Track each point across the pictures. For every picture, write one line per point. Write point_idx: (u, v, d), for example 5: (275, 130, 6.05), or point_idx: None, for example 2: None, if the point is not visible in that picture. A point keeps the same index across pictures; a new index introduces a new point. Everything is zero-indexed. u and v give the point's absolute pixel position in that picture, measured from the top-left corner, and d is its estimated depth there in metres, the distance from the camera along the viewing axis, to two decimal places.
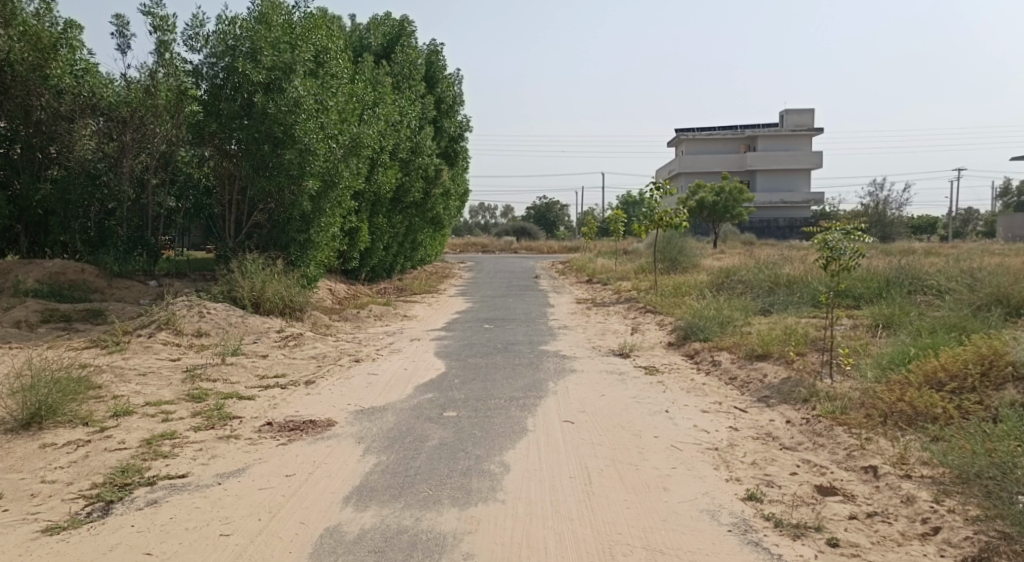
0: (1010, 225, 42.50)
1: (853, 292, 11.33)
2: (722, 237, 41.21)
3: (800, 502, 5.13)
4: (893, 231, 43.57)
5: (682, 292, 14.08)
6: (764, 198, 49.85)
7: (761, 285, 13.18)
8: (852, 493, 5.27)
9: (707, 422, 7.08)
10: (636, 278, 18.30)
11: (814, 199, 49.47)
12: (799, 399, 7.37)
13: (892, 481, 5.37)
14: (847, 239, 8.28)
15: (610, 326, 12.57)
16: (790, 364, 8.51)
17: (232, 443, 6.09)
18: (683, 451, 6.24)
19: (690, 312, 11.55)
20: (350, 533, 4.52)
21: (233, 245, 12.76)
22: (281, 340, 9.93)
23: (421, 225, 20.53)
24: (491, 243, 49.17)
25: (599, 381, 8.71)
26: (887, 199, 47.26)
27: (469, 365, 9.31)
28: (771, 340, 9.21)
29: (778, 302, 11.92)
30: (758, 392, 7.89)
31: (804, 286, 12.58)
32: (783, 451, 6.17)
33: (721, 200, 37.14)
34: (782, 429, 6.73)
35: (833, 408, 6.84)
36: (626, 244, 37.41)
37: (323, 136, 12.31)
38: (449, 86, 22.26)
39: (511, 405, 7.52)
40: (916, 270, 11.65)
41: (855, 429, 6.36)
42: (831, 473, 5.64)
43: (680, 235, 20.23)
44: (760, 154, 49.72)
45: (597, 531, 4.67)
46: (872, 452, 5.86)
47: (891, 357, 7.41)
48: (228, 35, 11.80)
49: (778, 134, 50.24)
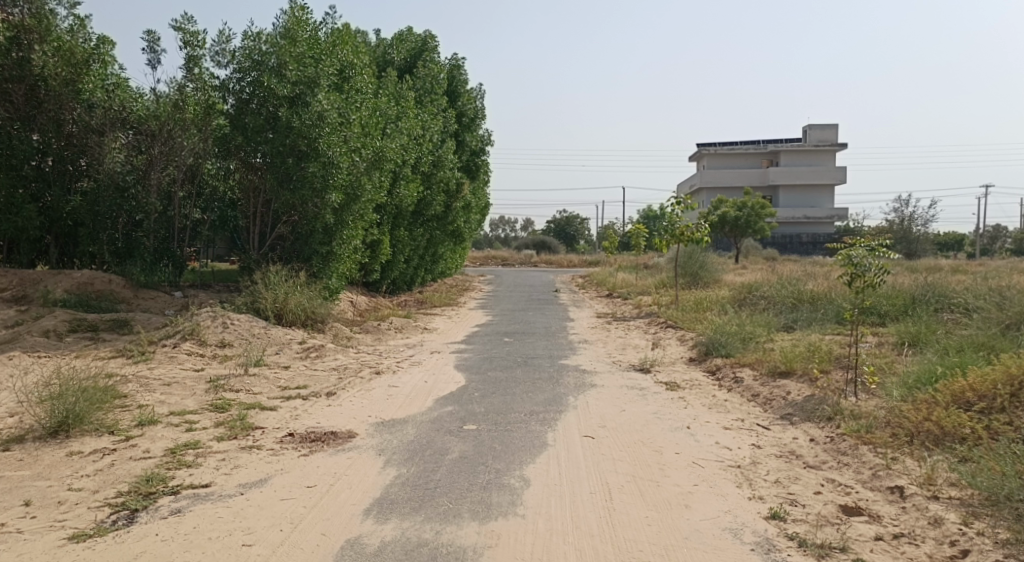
0: None
1: (879, 309, 11.19)
2: (744, 253, 40.86)
3: (824, 522, 5.06)
4: (917, 248, 43.03)
5: (704, 308, 13.98)
6: (787, 214, 49.45)
7: (784, 301, 13.06)
8: (878, 513, 5.18)
9: (729, 439, 7.01)
10: (657, 292, 18.20)
11: (837, 215, 48.98)
12: (823, 417, 7.28)
13: (919, 501, 5.28)
14: (872, 255, 8.20)
15: (631, 341, 12.52)
16: (813, 382, 8.42)
17: (255, 453, 6.13)
18: (705, 469, 6.19)
19: (712, 328, 11.47)
20: (371, 545, 4.52)
21: (257, 257, 12.90)
22: (303, 351, 10.00)
23: (442, 238, 20.61)
24: (511, 256, 49.26)
25: (619, 396, 8.68)
26: (911, 215, 46.68)
27: (490, 379, 9.31)
28: (795, 357, 9.11)
29: (801, 319, 11.79)
30: (781, 410, 7.81)
31: (828, 303, 12.46)
32: (807, 470, 6.10)
33: (744, 216, 36.90)
34: (805, 447, 6.65)
35: (857, 427, 6.75)
36: (647, 259, 37.27)
37: (346, 149, 12.45)
38: (470, 99, 22.47)
39: (531, 420, 7.51)
40: (942, 288, 11.47)
41: (881, 448, 6.27)
42: (856, 493, 5.56)
43: (701, 250, 20.12)
44: (782, 169, 49.39)
45: (619, 548, 4.64)
46: (897, 472, 5.77)
47: (917, 376, 7.30)
48: (253, 51, 12.00)
49: (801, 149, 49.90)
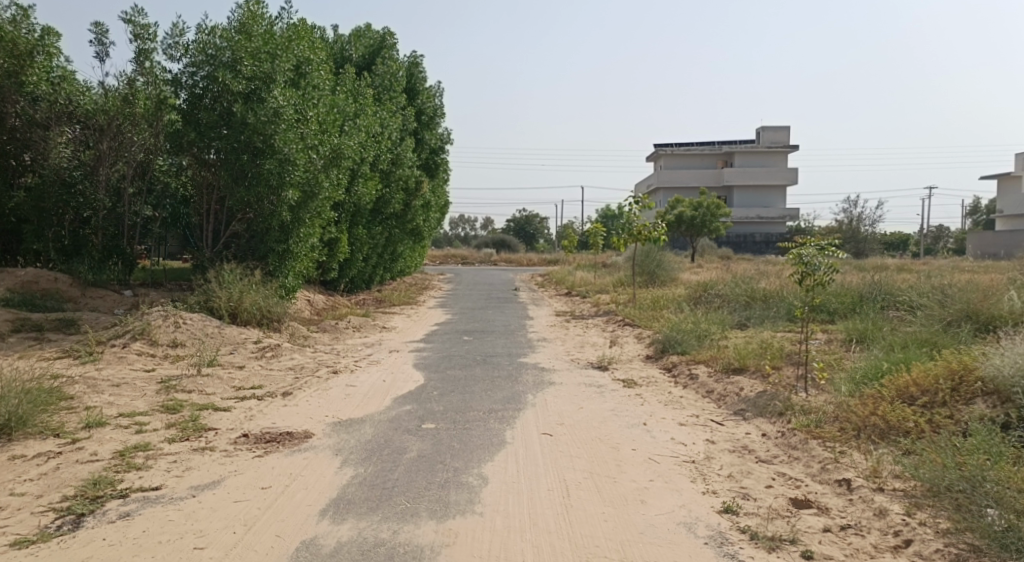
0: (980, 242, 43.27)
1: (828, 307, 11.50)
2: (699, 252, 41.54)
3: (775, 515, 5.18)
4: (864, 247, 44.31)
5: (661, 306, 14.19)
6: (741, 214, 50.41)
7: (738, 299, 13.32)
8: (826, 506, 5.33)
9: (684, 434, 7.13)
10: (616, 290, 18.39)
11: (789, 215, 50.10)
12: (775, 412, 7.45)
13: (865, 493, 5.44)
14: (821, 254, 8.42)
15: (589, 339, 12.62)
16: (766, 378, 8.62)
17: (207, 454, 6.03)
18: (661, 464, 6.29)
19: (668, 325, 11.64)
20: (326, 546, 4.49)
21: (210, 255, 12.64)
22: (258, 351, 9.86)
23: (402, 237, 20.50)
24: (471, 255, 49.22)
25: (578, 393, 8.76)
26: (860, 216, 48.00)
27: (448, 377, 9.30)
28: (748, 354, 9.31)
29: (754, 317, 12.05)
30: (734, 406, 7.97)
31: (780, 301, 12.75)
32: (759, 464, 6.24)
33: (699, 215, 37.48)
34: (758, 442, 6.80)
35: (807, 422, 6.93)
36: (605, 258, 37.63)
37: (303, 146, 12.27)
38: (430, 97, 22.38)
39: (490, 418, 7.53)
40: (889, 286, 11.84)
41: (829, 442, 6.44)
42: (805, 486, 5.71)
43: (658, 249, 20.38)
44: (736, 170, 50.33)
45: (575, 544, 4.68)
46: (845, 465, 5.94)
47: (864, 372, 7.53)
48: (207, 45, 11.74)
49: (755, 150, 50.86)
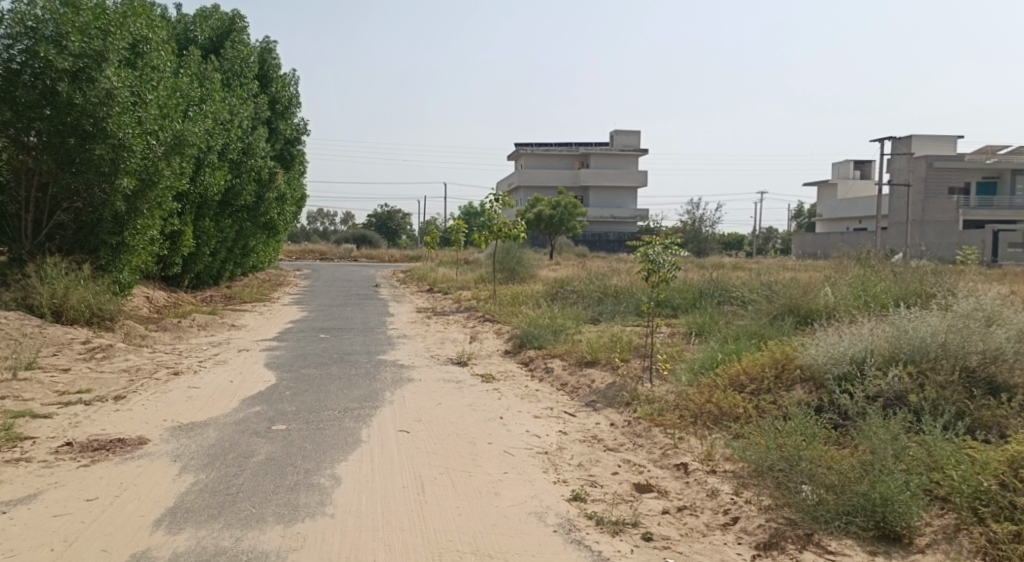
0: (804, 243, 47.64)
1: (672, 302, 12.23)
2: (558, 249, 42.80)
3: (619, 500, 5.43)
4: (706, 246, 47.48)
5: (519, 302, 14.48)
6: (597, 213, 52.43)
7: (592, 295, 13.86)
8: (665, 489, 5.65)
9: (537, 427, 7.32)
10: (476, 287, 18.59)
11: (641, 215, 52.72)
12: (622, 403, 7.82)
13: (700, 476, 5.83)
14: (665, 252, 8.93)
15: (449, 335, 12.66)
16: (615, 369, 9.02)
17: (23, 467, 5.48)
18: (515, 456, 6.41)
19: (525, 321, 11.91)
20: (159, 558, 4.21)
21: (30, 247, 11.54)
22: (87, 352, 9.08)
23: (254, 230, 19.61)
24: (330, 250, 47.93)
25: (435, 389, 8.76)
26: (704, 217, 51.35)
27: (302, 376, 9.00)
28: (599, 347, 9.71)
29: (606, 312, 12.58)
30: (586, 397, 8.28)
31: (630, 296, 13.39)
32: (606, 453, 6.52)
33: (557, 214, 38.60)
34: (606, 431, 7.11)
35: (651, 411, 7.33)
36: (466, 255, 37.94)
37: (139, 131, 11.44)
38: (284, 86, 21.55)
39: (345, 416, 7.37)
40: (725, 282, 12.76)
41: (670, 429, 6.85)
42: (647, 471, 6.04)
43: (518, 246, 20.79)
44: (593, 171, 52.29)
45: (428, 540, 4.67)
46: (683, 450, 6.34)
47: (702, 362, 8.07)
48: (25, 16, 10.58)
49: (610, 152, 53.07)
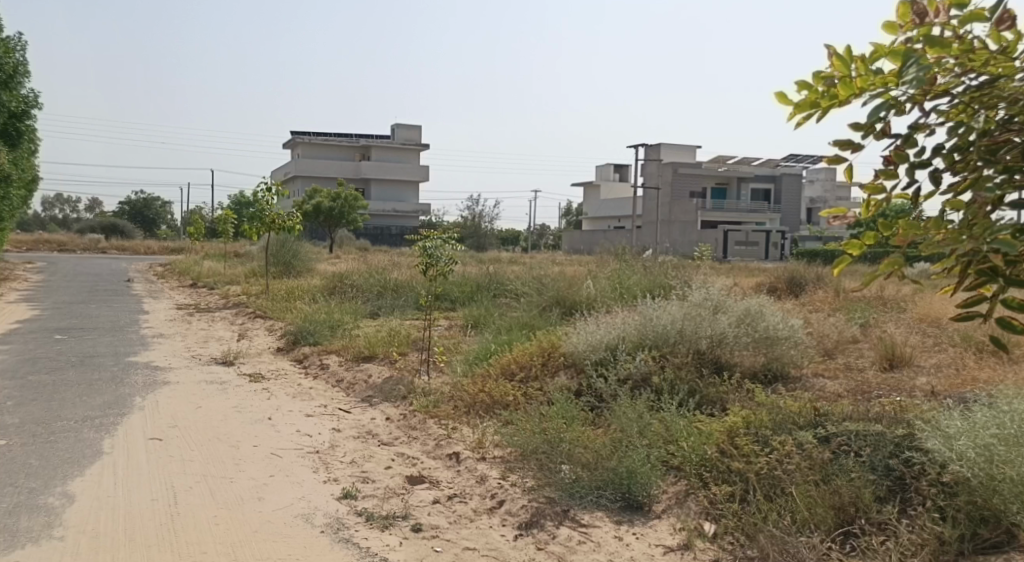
0: (573, 240, 51.06)
1: (450, 296, 12.43)
2: (337, 243, 41.73)
3: (391, 494, 5.37)
4: (485, 242, 49.04)
5: (293, 297, 13.87)
6: (379, 207, 51.89)
7: (370, 289, 13.65)
8: (437, 479, 5.69)
9: (309, 425, 7.04)
10: (246, 282, 17.50)
11: (423, 210, 53.11)
12: (398, 396, 7.78)
13: (471, 464, 5.94)
14: (443, 246, 9.02)
15: (214, 333, 11.76)
16: (392, 363, 8.96)
17: None
18: (282, 458, 6.10)
19: (300, 316, 11.42)
20: None
21: None
22: None
23: None
24: (73, 241, 42.49)
25: (196, 392, 8.07)
26: (484, 213, 52.99)
27: (31, 384, 7.83)
28: (376, 342, 9.58)
29: (385, 306, 12.46)
30: (362, 393, 8.12)
31: (409, 290, 13.39)
32: (380, 447, 6.43)
33: (337, 206, 37.60)
34: (381, 426, 7.02)
35: (426, 403, 7.36)
36: (236, 248, 35.61)
37: None
38: (8, 50, 18.60)
39: (84, 427, 6.53)
40: (500, 276, 13.23)
41: (444, 420, 6.93)
42: (420, 463, 6.05)
43: (293, 239, 19.90)
44: (374, 164, 51.68)
45: (177, 554, 4.27)
46: (456, 440, 6.43)
47: (476, 354, 8.27)
48: None
49: (392, 146, 52.75)
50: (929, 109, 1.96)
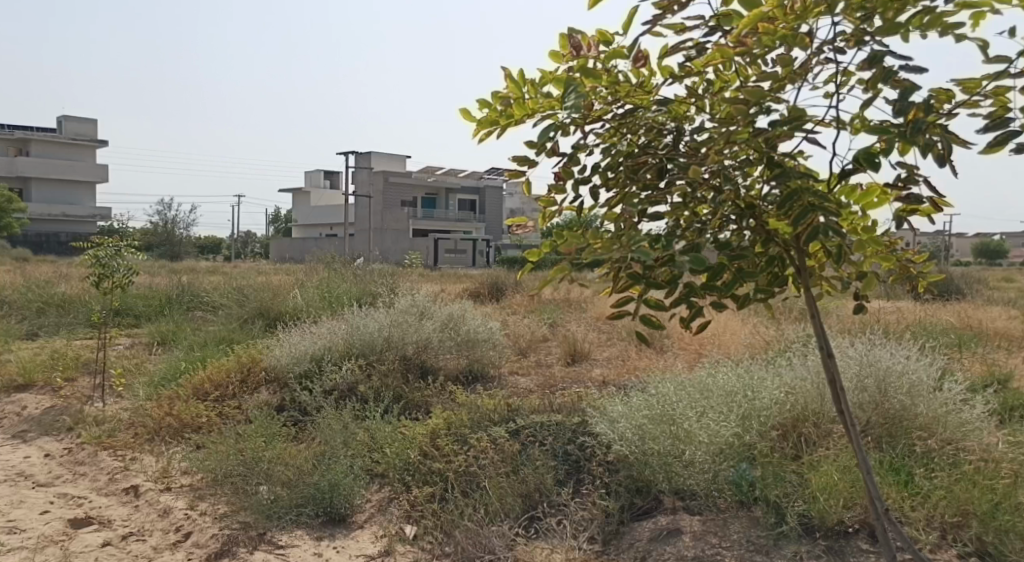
0: (280, 249, 48.92)
1: (133, 312, 11.10)
2: None
3: (46, 543, 4.45)
4: (179, 251, 44.77)
5: None
6: (43, 210, 44.56)
7: (28, 306, 11.63)
8: (108, 519, 4.91)
9: None
10: None
11: (102, 215, 46.83)
12: (63, 429, 6.71)
13: (151, 496, 5.22)
14: (121, 255, 8.00)
15: None
16: (56, 392, 7.70)
17: None
18: None
19: None
20: None
21: None
22: None
23: None
24: None
25: None
26: (178, 220, 48.37)
27: None
28: (35, 368, 8.16)
29: (47, 326, 10.70)
30: (13, 428, 6.84)
31: (79, 306, 11.67)
32: (36, 490, 5.47)
33: None
34: (39, 465, 5.98)
35: (99, 434, 6.44)
36: None
37: None
38: None
39: None
40: (193, 288, 12.14)
41: (121, 451, 6.11)
42: (89, 502, 5.23)
43: None
44: (36, 161, 44.31)
45: None
46: (134, 472, 5.68)
47: (162, 374, 7.47)
48: None
49: (60, 140, 45.72)
50: (587, 132, 2.22)
